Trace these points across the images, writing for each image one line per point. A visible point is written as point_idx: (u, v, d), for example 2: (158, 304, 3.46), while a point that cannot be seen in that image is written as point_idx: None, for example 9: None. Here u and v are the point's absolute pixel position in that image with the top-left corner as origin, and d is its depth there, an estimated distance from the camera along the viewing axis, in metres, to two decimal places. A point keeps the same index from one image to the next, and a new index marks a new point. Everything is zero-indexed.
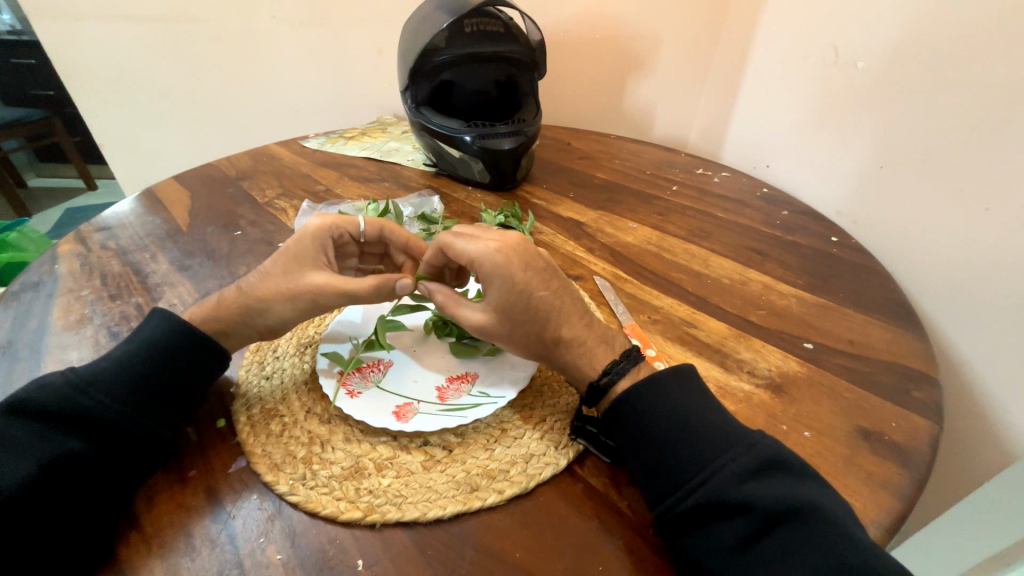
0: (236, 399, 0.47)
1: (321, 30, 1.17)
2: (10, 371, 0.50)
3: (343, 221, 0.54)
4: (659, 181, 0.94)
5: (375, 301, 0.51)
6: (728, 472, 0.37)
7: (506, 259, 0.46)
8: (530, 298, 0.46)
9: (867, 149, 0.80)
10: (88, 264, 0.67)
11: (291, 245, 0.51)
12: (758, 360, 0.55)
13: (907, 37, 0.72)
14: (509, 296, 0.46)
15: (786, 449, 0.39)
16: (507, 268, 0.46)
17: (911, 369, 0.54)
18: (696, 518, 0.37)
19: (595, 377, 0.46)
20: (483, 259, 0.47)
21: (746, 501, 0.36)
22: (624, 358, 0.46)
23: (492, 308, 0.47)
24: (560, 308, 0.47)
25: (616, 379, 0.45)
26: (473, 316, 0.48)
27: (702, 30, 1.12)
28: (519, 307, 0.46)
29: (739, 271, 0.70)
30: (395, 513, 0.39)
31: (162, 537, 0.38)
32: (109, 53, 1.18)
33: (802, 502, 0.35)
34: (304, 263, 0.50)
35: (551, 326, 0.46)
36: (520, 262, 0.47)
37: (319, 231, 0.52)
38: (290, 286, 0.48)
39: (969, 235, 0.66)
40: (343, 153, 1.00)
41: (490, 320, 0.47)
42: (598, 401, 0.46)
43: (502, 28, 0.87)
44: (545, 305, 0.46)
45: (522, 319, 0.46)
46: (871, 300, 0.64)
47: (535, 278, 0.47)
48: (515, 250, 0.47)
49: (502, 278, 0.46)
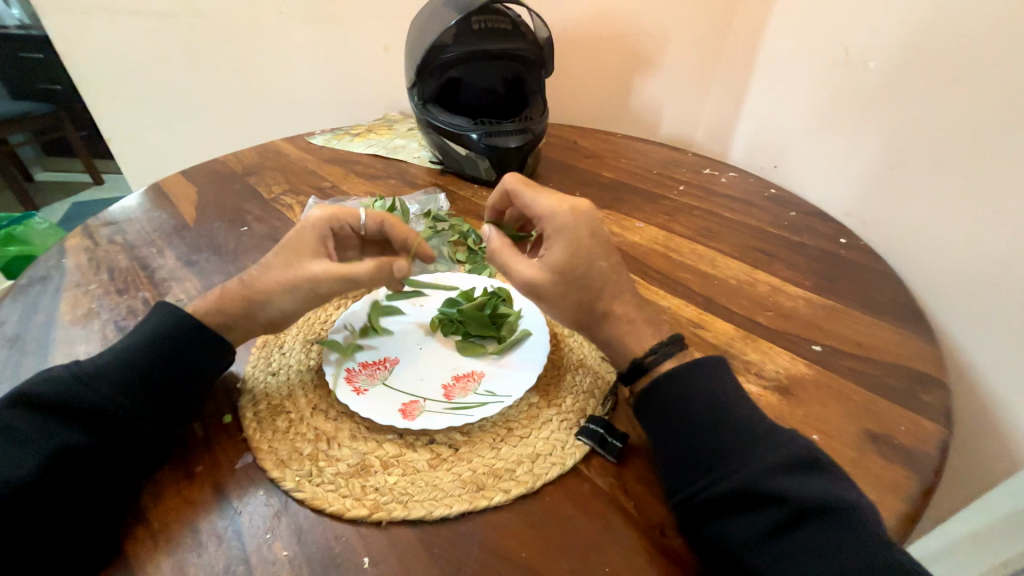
0: (242, 395, 0.48)
1: (328, 26, 1.17)
2: (17, 365, 0.50)
3: (343, 212, 0.50)
4: (666, 181, 0.93)
5: (374, 284, 0.49)
6: (765, 463, 0.37)
7: (575, 220, 0.45)
8: (590, 266, 0.45)
9: (875, 150, 0.79)
10: (95, 258, 0.67)
11: (291, 237, 0.49)
12: (766, 361, 0.54)
13: (916, 37, 0.71)
14: (572, 258, 0.44)
15: (819, 449, 0.38)
16: (573, 232, 0.44)
17: (920, 372, 0.53)
18: (723, 508, 0.37)
19: (638, 355, 0.45)
20: (549, 217, 0.45)
21: (779, 492, 0.35)
22: (671, 342, 0.45)
23: (547, 265, 0.45)
24: (609, 279, 0.46)
25: (660, 359, 0.44)
26: (526, 270, 0.46)
27: (710, 29, 1.11)
28: (579, 272, 0.44)
29: (746, 272, 0.69)
30: (401, 511, 0.39)
31: (168, 532, 0.38)
32: (116, 48, 1.18)
33: (835, 501, 0.35)
34: (304, 254, 0.49)
35: (603, 298, 0.46)
36: (587, 230, 0.45)
37: (318, 223, 0.49)
38: (290, 277, 0.47)
39: (979, 237, 0.65)
40: (349, 150, 1.00)
41: (547, 278, 0.45)
42: (635, 381, 0.45)
43: (509, 25, 0.87)
44: (602, 276, 0.45)
45: (576, 284, 0.45)
46: (879, 302, 0.64)
47: (598, 249, 0.45)
48: (587, 217, 0.46)
49: (567, 241, 0.44)
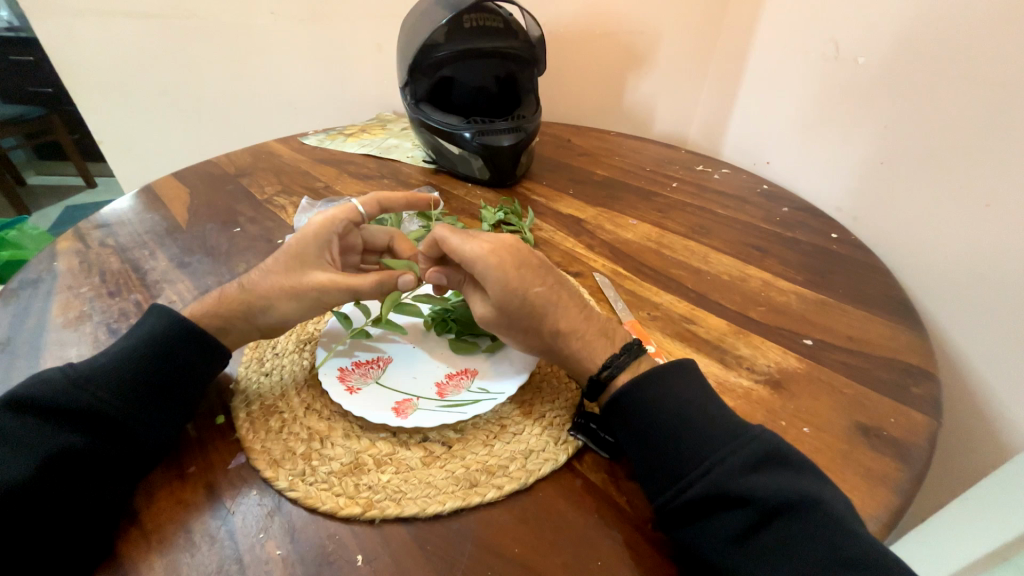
0: (235, 396, 0.47)
1: (322, 27, 1.17)
2: (8, 369, 0.50)
3: (344, 213, 0.54)
4: (659, 178, 0.93)
5: (377, 294, 0.52)
6: (729, 464, 0.37)
7: (499, 260, 0.48)
8: (527, 295, 0.46)
9: (866, 146, 0.80)
10: (87, 261, 0.66)
11: (293, 244, 0.51)
12: (757, 356, 0.55)
13: (904, 34, 0.72)
14: (506, 293, 0.46)
15: (785, 443, 0.39)
16: (502, 267, 0.47)
17: (910, 364, 0.54)
18: (693, 510, 0.37)
19: (595, 370, 0.46)
20: (477, 260, 0.48)
21: (747, 493, 0.36)
22: (625, 352, 0.46)
23: (492, 303, 0.48)
24: (551, 300, 0.47)
25: (615, 372, 0.45)
26: (479, 309, 0.49)
27: (702, 27, 1.11)
28: (517, 302, 0.46)
29: (739, 268, 0.70)
30: (394, 508, 0.39)
31: (162, 532, 0.38)
32: (106, 49, 1.17)
33: (799, 496, 0.35)
34: (308, 261, 0.50)
35: (548, 320, 0.47)
36: (513, 263, 0.48)
37: (323, 227, 0.52)
38: (292, 284, 0.49)
39: (968, 229, 0.66)
40: (342, 151, 1.00)
41: (490, 312, 0.48)
42: (598, 395, 0.46)
43: (501, 23, 0.87)
44: (541, 300, 0.47)
45: (522, 314, 0.47)
46: (871, 296, 0.64)
47: (529, 276, 0.47)
48: (508, 251, 0.49)
49: (498, 276, 0.47)
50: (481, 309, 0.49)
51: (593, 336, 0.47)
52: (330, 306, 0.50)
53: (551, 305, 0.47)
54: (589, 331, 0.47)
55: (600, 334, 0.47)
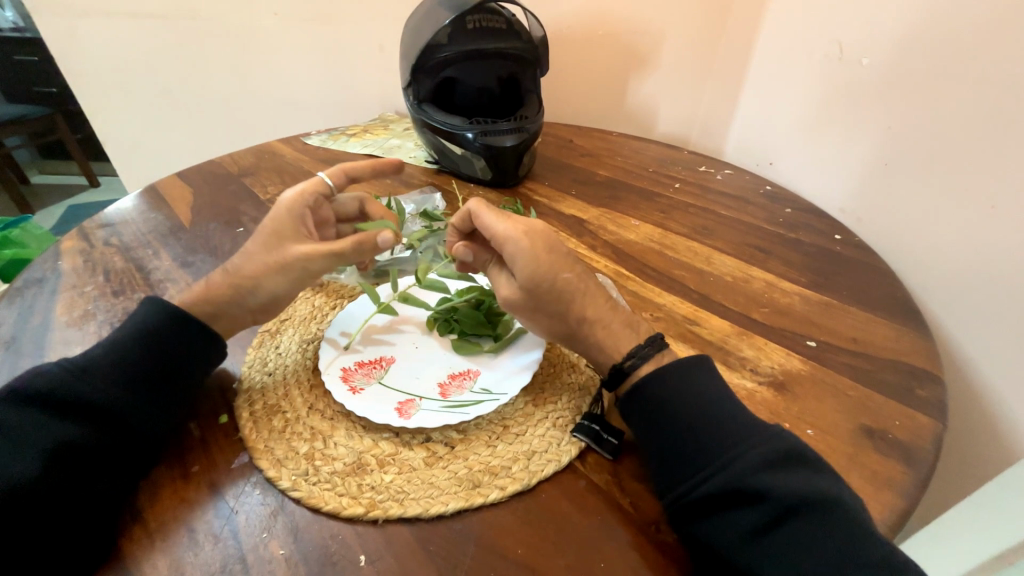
0: (238, 395, 0.48)
1: (325, 28, 1.17)
2: (12, 367, 0.50)
3: (313, 186, 0.52)
4: (662, 179, 0.93)
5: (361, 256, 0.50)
6: (747, 460, 0.37)
7: (531, 243, 0.47)
8: (556, 280, 0.46)
9: (869, 148, 0.79)
10: (91, 260, 0.67)
11: (268, 221, 0.50)
12: (761, 358, 0.54)
13: (908, 36, 0.72)
14: (535, 276, 0.46)
15: (801, 441, 0.39)
16: (533, 250, 0.47)
17: (914, 367, 0.53)
18: (707, 505, 0.37)
19: (618, 360, 0.46)
20: (509, 241, 0.47)
21: (762, 490, 0.36)
22: (648, 343, 0.46)
23: (519, 286, 0.47)
24: (579, 288, 0.47)
25: (639, 363, 0.45)
26: (505, 290, 0.49)
27: (705, 28, 1.11)
28: (545, 286, 0.46)
29: (742, 269, 0.70)
30: (397, 508, 0.39)
31: (164, 531, 0.38)
32: (110, 49, 1.18)
33: (815, 494, 0.35)
34: (286, 236, 0.49)
35: (576, 306, 0.47)
36: (545, 247, 0.47)
37: (295, 201, 0.50)
38: (275, 261, 0.48)
39: (973, 231, 0.65)
40: (345, 151, 1.00)
41: (516, 294, 0.48)
42: (618, 385, 0.46)
43: (504, 24, 0.87)
44: (569, 287, 0.47)
45: (548, 299, 0.47)
46: (874, 298, 0.64)
47: (559, 262, 0.47)
48: (541, 236, 0.48)
49: (529, 258, 0.46)
50: (507, 290, 0.49)
51: (617, 326, 0.47)
52: (317, 276, 0.50)
53: (579, 292, 0.47)
54: (615, 321, 0.47)
55: (625, 326, 0.47)
